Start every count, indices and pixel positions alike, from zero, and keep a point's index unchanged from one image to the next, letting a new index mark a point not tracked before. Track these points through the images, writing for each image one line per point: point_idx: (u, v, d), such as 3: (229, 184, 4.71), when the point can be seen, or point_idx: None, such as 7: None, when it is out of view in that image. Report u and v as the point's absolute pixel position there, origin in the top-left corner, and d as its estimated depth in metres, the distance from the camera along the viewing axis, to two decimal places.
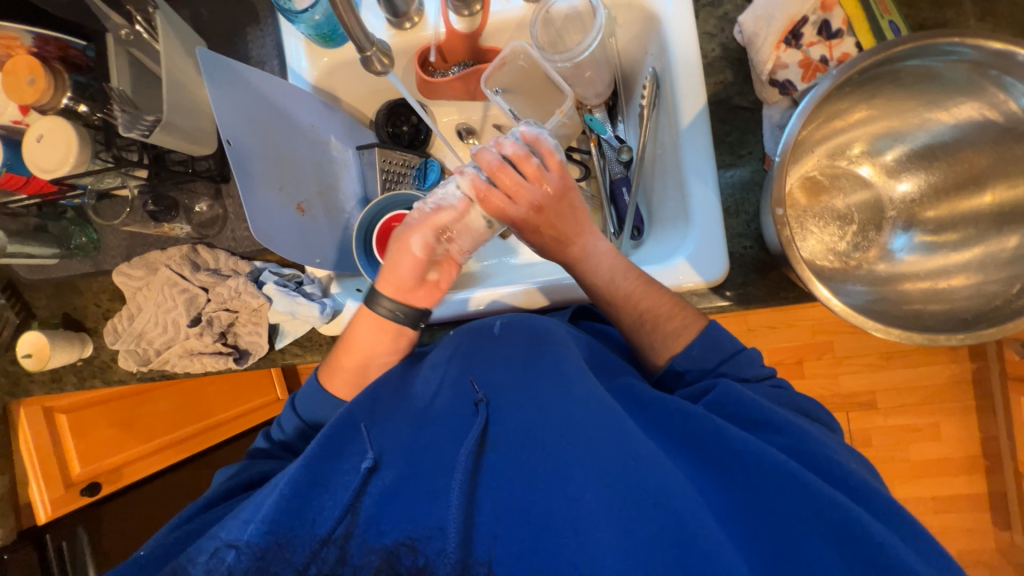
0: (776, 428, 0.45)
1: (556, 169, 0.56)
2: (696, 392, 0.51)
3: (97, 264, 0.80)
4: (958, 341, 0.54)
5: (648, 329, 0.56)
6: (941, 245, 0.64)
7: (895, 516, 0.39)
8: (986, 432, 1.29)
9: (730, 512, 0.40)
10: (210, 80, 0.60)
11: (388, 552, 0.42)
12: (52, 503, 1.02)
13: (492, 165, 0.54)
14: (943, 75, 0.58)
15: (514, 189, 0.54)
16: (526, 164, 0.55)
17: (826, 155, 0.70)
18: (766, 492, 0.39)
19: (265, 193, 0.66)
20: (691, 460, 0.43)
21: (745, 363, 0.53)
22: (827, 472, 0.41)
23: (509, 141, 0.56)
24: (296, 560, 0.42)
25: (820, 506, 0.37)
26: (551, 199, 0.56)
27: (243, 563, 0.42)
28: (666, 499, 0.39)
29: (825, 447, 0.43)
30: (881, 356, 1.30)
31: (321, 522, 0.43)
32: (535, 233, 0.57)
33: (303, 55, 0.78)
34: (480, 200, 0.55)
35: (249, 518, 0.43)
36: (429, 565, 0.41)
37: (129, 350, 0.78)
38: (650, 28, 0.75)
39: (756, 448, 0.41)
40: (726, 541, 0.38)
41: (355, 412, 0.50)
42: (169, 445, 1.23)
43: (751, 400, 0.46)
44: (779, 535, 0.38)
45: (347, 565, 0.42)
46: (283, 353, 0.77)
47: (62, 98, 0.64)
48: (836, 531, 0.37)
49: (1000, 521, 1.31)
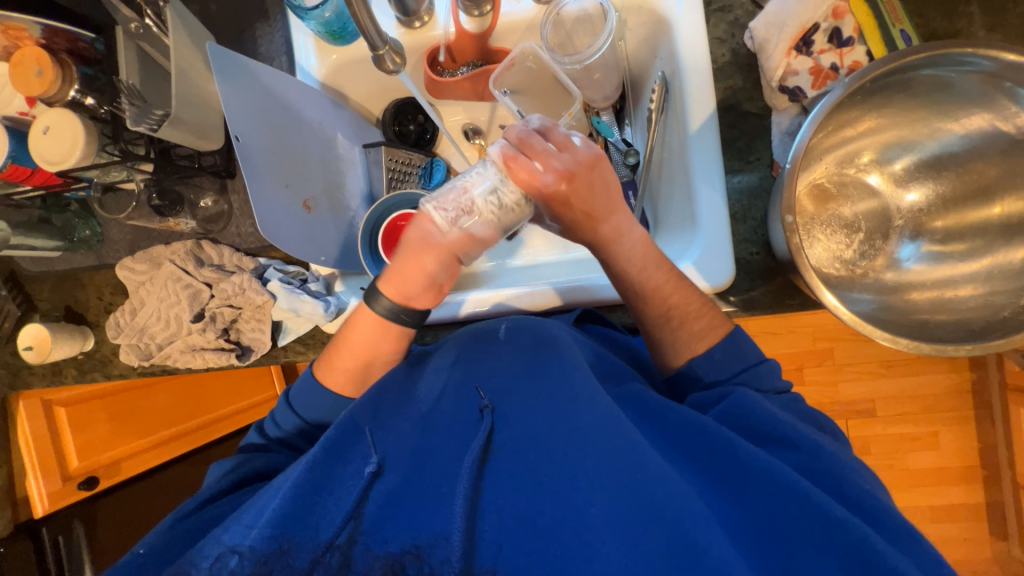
0: (792, 445, 0.44)
1: (584, 142, 0.54)
2: (708, 400, 0.51)
3: (100, 257, 0.81)
4: (966, 351, 0.54)
5: (674, 326, 0.56)
6: (948, 254, 0.64)
7: (903, 531, 0.39)
8: (985, 443, 1.29)
9: (741, 528, 0.40)
10: (220, 76, 0.60)
11: (393, 559, 0.41)
12: (49, 497, 1.02)
13: (520, 136, 0.52)
14: (955, 85, 0.58)
15: (543, 156, 0.51)
16: (556, 135, 0.53)
17: (836, 163, 0.70)
18: (777, 510, 0.39)
19: (271, 190, 0.66)
20: (698, 474, 0.43)
21: (766, 375, 0.53)
22: (837, 490, 0.41)
23: (536, 118, 0.55)
24: (299, 564, 0.41)
25: (832, 528, 0.37)
26: (582, 170, 0.52)
27: (245, 568, 0.40)
28: (673, 510, 0.39)
29: (839, 465, 0.43)
30: (881, 364, 1.30)
31: (324, 529, 0.43)
32: (566, 205, 0.53)
33: (312, 53, 0.78)
34: (506, 168, 0.50)
35: (252, 523, 0.43)
36: (434, 572, 0.40)
37: (131, 345, 0.77)
38: (659, 32, 0.74)
39: (766, 465, 0.41)
40: (735, 555, 0.37)
41: (357, 416, 0.49)
42: (167, 440, 1.23)
43: (769, 414, 0.46)
44: (789, 554, 0.37)
45: (352, 573, 0.41)
46: (286, 350, 0.77)
47: (69, 90, 0.64)
48: (850, 556, 0.36)
49: (997, 531, 1.31)
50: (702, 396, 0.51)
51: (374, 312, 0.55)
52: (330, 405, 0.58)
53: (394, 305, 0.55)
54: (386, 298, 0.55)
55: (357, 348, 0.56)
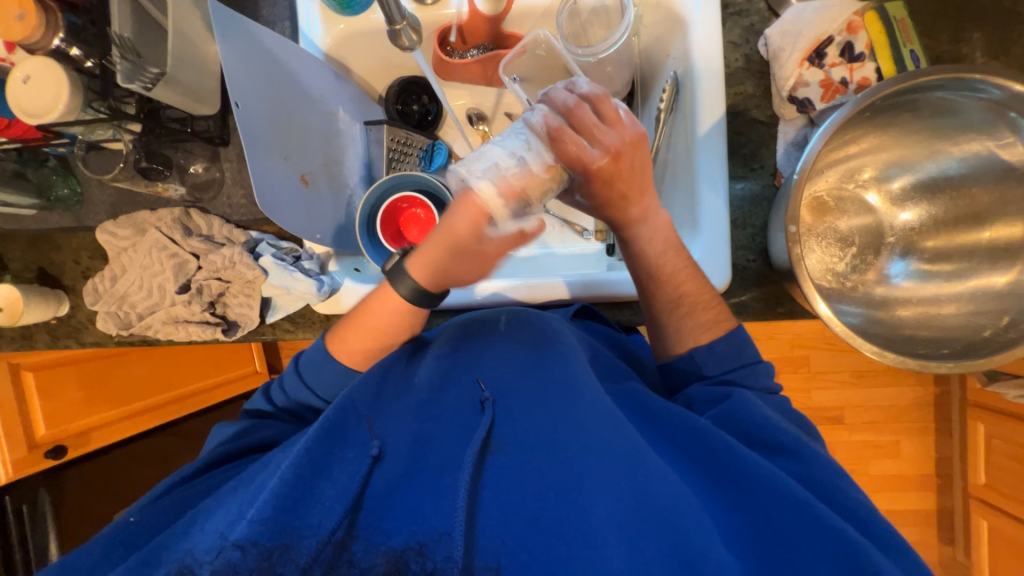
0: (788, 453, 0.44)
1: (631, 119, 0.52)
2: (709, 399, 0.51)
3: (79, 219, 0.76)
4: (948, 368, 0.56)
5: (682, 313, 0.56)
6: (936, 273, 0.67)
7: (896, 548, 0.39)
8: (941, 453, 1.37)
9: (741, 535, 0.40)
10: (221, 35, 0.58)
11: (396, 556, 0.39)
12: (15, 464, 0.98)
13: (566, 104, 0.49)
14: (961, 111, 0.59)
15: (593, 130, 0.50)
16: (604, 106, 0.51)
17: (837, 177, 0.71)
18: (774, 517, 0.39)
19: (270, 160, 0.64)
20: (697, 479, 0.44)
21: (762, 373, 0.54)
22: (833, 501, 0.42)
23: (582, 84, 0.52)
24: (300, 562, 0.39)
25: (830, 537, 0.37)
26: (628, 150, 0.51)
27: (248, 563, 0.37)
28: (675, 515, 0.39)
29: (832, 475, 0.43)
30: (852, 374, 1.34)
31: (323, 521, 0.41)
32: (607, 184, 0.52)
33: (317, 21, 0.75)
34: (552, 141, 0.48)
35: (243, 512, 0.40)
36: (436, 569, 0.38)
37: (109, 313, 0.74)
38: (674, 31, 0.73)
39: (764, 473, 0.41)
40: (733, 561, 0.38)
41: (357, 399, 0.48)
42: (139, 412, 1.20)
43: (763, 418, 0.47)
44: (789, 562, 0.37)
45: (353, 568, 0.39)
46: (274, 327, 0.75)
47: (54, 39, 0.60)
48: (849, 568, 0.36)
49: (945, 536, 1.39)
50: (700, 395, 0.52)
51: (397, 294, 0.54)
52: (333, 379, 0.56)
53: (416, 284, 0.53)
54: (409, 277, 0.53)
55: (364, 317, 0.55)
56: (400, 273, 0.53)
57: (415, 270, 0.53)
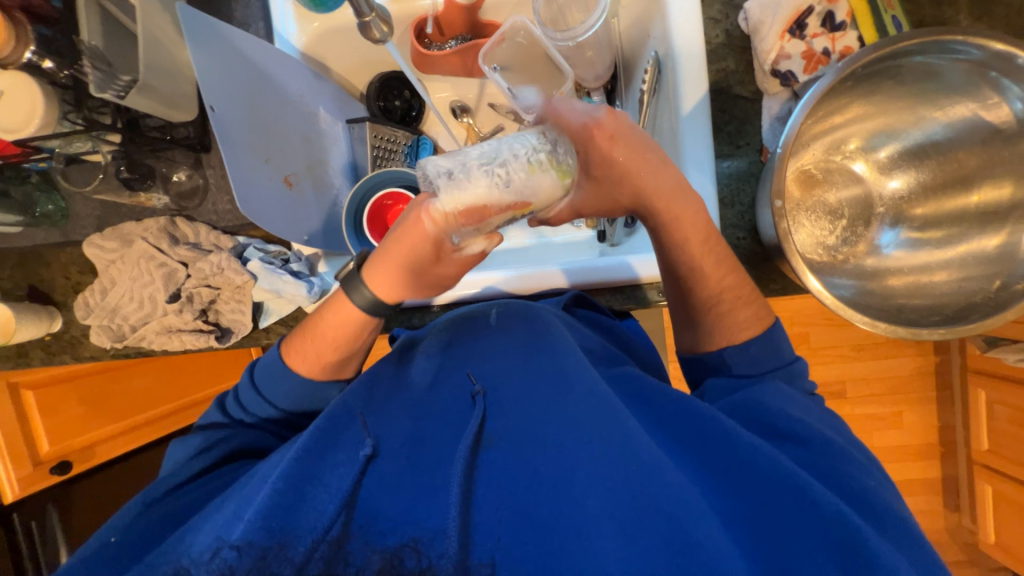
0: (796, 441, 0.44)
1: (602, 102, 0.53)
2: (731, 387, 0.52)
3: (66, 233, 0.76)
4: (939, 335, 0.56)
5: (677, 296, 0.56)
6: (926, 241, 0.67)
7: (899, 532, 0.39)
8: (944, 421, 1.37)
9: (737, 519, 0.39)
10: (191, 38, 0.57)
11: (390, 553, 0.38)
12: (20, 481, 1.02)
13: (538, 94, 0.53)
14: (943, 73, 0.59)
15: (560, 111, 0.51)
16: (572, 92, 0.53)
17: (823, 149, 0.71)
18: (772, 503, 0.39)
19: (250, 163, 0.63)
20: (695, 466, 0.43)
21: (759, 355, 0.53)
22: (838, 487, 0.41)
23: None
24: (296, 558, 0.38)
25: (825, 522, 0.37)
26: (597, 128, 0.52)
27: (243, 563, 0.37)
28: (670, 503, 0.39)
29: (837, 461, 0.43)
30: (851, 348, 1.34)
31: (316, 522, 0.40)
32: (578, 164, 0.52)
33: (292, 20, 0.75)
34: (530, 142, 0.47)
35: (239, 516, 0.40)
36: (431, 567, 0.37)
37: (102, 326, 0.74)
38: (653, 10, 0.72)
39: (756, 455, 0.41)
40: (730, 547, 0.37)
41: (350, 404, 0.49)
42: (142, 424, 1.24)
43: (788, 412, 0.46)
44: (784, 544, 0.37)
45: (349, 567, 0.38)
46: (267, 332, 0.75)
47: (25, 52, 0.58)
48: (842, 553, 0.36)
49: (951, 504, 1.40)
50: (720, 384, 0.53)
51: (352, 303, 0.54)
52: (325, 369, 0.57)
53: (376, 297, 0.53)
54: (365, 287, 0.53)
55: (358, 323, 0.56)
56: (355, 284, 0.53)
57: (370, 277, 0.53)
